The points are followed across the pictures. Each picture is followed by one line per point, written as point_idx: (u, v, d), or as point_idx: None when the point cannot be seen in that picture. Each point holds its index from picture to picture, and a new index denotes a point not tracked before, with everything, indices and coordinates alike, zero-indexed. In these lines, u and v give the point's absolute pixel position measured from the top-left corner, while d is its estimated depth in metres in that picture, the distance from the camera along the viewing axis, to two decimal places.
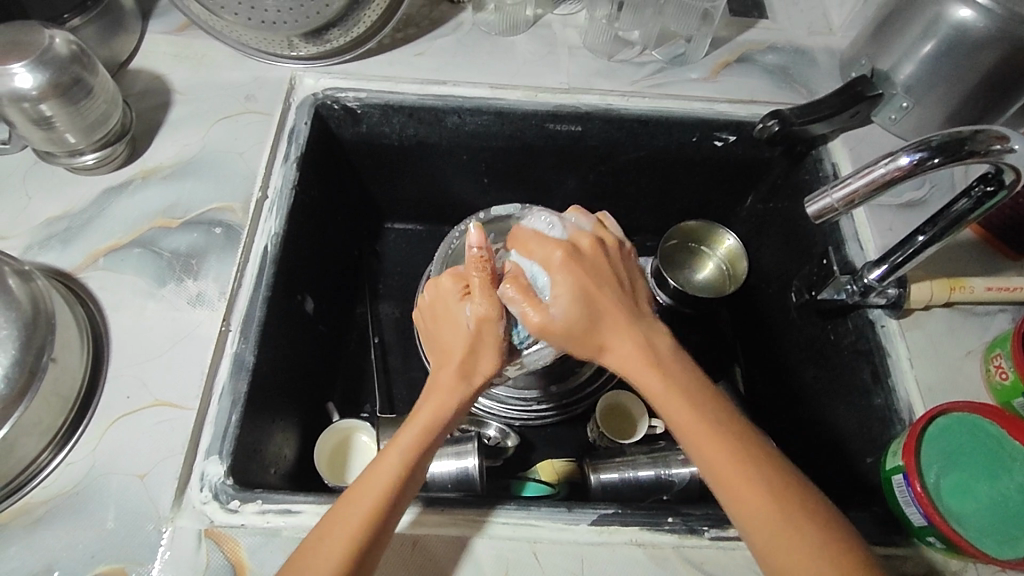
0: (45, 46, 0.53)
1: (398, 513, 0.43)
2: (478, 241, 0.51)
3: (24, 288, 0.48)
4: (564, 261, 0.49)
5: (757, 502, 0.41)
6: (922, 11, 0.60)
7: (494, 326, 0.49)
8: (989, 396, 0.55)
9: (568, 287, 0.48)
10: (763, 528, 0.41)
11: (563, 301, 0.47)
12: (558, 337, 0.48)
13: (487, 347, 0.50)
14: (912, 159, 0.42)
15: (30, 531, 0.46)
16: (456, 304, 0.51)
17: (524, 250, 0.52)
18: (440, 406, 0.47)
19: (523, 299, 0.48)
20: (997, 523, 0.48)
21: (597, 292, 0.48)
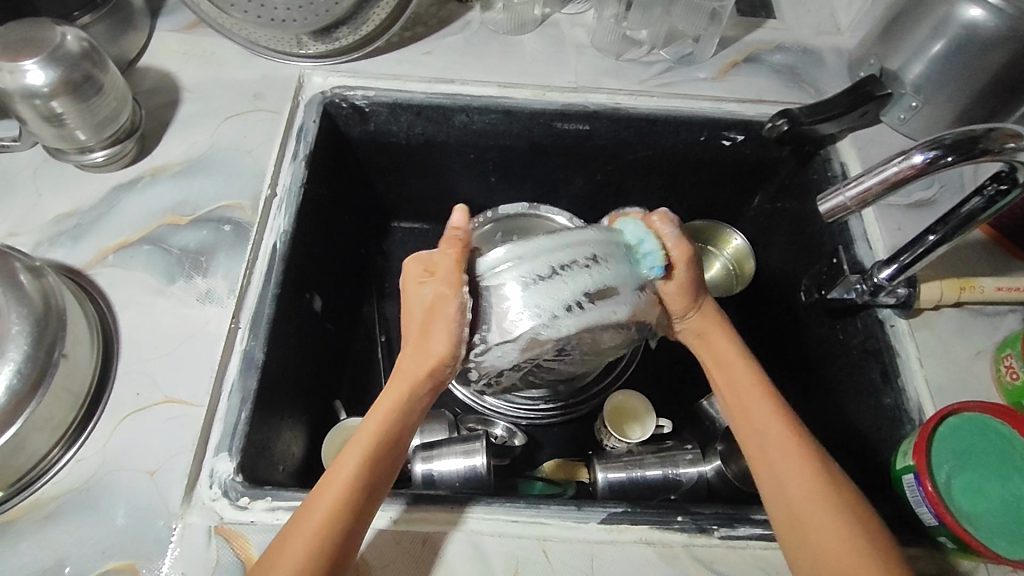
0: (57, 42, 0.53)
1: (373, 498, 0.44)
2: (459, 220, 0.49)
3: (35, 283, 0.48)
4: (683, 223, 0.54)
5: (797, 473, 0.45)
6: (931, 10, 0.60)
7: (448, 302, 0.46)
8: (1000, 396, 0.55)
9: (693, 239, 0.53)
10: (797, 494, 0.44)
11: None
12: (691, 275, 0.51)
13: (439, 325, 0.46)
14: (925, 157, 0.42)
15: (40, 527, 0.46)
16: (413, 287, 0.48)
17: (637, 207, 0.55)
18: (398, 396, 0.47)
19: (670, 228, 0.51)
20: (1010, 524, 0.48)
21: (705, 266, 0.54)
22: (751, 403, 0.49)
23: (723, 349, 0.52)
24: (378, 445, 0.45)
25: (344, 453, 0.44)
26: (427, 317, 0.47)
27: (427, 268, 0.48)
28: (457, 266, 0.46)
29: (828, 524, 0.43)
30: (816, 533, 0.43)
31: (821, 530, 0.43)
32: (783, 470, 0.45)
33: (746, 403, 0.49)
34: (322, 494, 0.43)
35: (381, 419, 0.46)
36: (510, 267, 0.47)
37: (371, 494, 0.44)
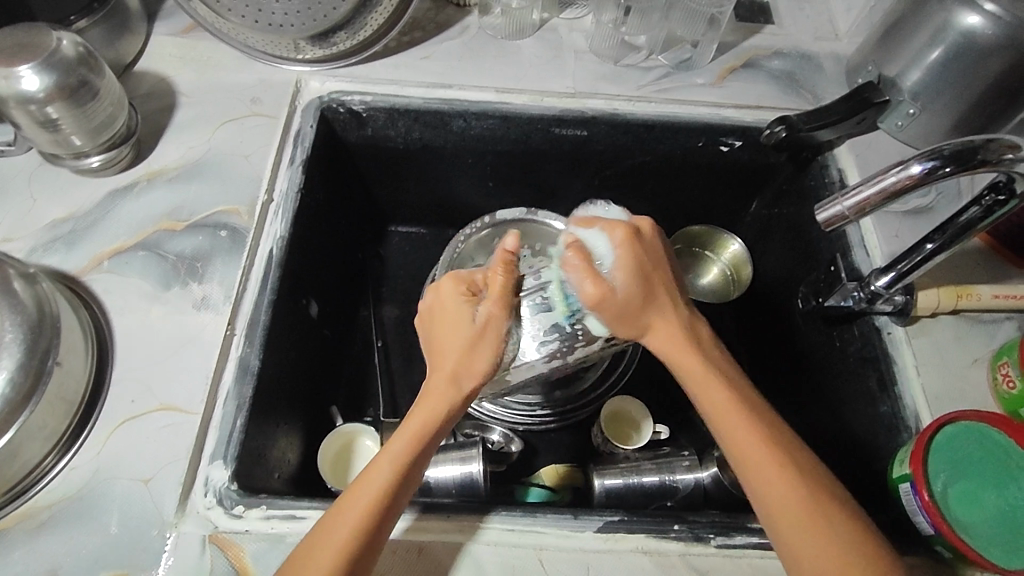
0: (52, 48, 0.53)
1: (393, 518, 0.44)
2: (512, 245, 0.53)
3: (29, 290, 0.48)
4: (628, 239, 0.50)
5: (784, 483, 0.43)
6: (930, 17, 0.59)
7: (502, 323, 0.49)
8: (997, 404, 0.55)
9: (627, 262, 0.49)
10: (784, 509, 0.43)
11: (623, 270, 0.49)
12: (609, 310, 0.49)
13: (486, 346, 0.49)
14: (924, 167, 0.42)
15: (34, 535, 0.46)
16: (458, 306, 0.49)
17: (584, 222, 0.53)
18: (430, 413, 0.46)
19: (584, 270, 0.49)
20: (1005, 533, 0.48)
21: (651, 280, 0.50)
22: (726, 421, 0.46)
23: (685, 364, 0.49)
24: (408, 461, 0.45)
25: (367, 477, 0.44)
26: (478, 336, 0.48)
27: (473, 290, 0.50)
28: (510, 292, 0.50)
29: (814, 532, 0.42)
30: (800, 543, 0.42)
31: (807, 540, 0.42)
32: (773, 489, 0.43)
33: (726, 427, 0.46)
34: (337, 518, 0.42)
35: (410, 438, 0.45)
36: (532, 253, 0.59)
37: (398, 505, 0.44)
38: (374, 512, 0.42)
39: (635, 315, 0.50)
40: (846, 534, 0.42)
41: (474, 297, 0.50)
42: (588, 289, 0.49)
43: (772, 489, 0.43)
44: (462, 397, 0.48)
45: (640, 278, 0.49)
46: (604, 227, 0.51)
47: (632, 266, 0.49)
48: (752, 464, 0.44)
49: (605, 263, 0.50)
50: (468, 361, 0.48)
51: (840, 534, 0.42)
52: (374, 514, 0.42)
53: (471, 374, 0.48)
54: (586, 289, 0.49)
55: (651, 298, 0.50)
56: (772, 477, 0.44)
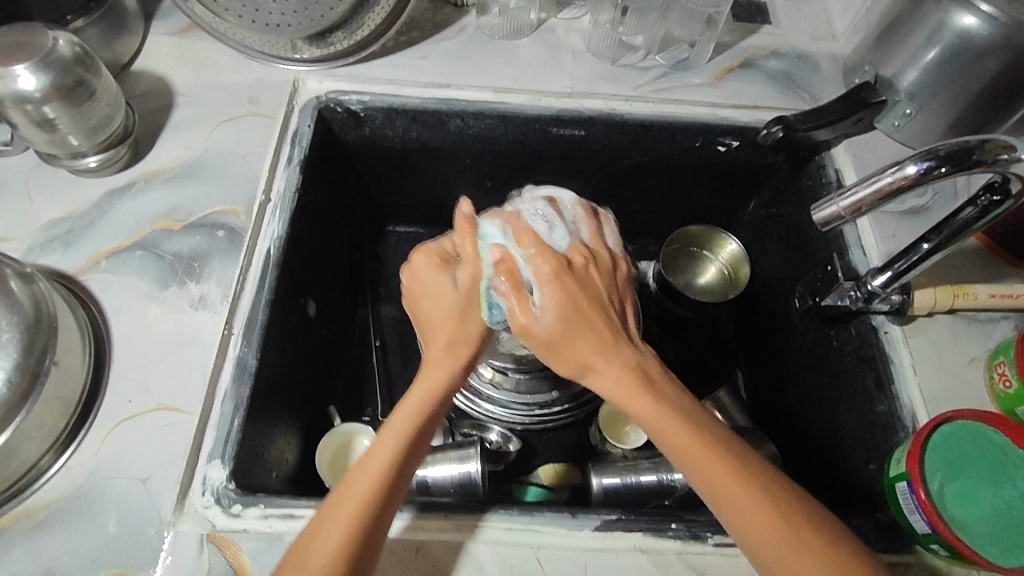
0: (49, 47, 0.53)
1: (391, 508, 0.43)
2: (467, 213, 0.52)
3: (26, 290, 0.47)
4: (556, 270, 0.47)
5: (768, 523, 0.39)
6: (926, 17, 0.60)
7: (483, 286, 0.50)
8: (993, 404, 0.55)
9: (558, 295, 0.47)
10: (772, 550, 0.39)
11: (551, 305, 0.46)
12: (539, 343, 0.47)
13: (477, 310, 0.50)
14: (920, 168, 0.42)
15: (31, 535, 0.46)
16: (435, 279, 0.51)
17: (519, 239, 0.50)
18: (432, 383, 0.47)
19: (513, 295, 0.47)
20: (1000, 531, 0.48)
21: (585, 314, 0.46)
22: (698, 467, 0.41)
23: (635, 405, 0.44)
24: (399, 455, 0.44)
25: (351, 479, 0.43)
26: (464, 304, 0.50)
27: (446, 262, 0.52)
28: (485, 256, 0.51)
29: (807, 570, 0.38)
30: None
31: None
32: (758, 528, 0.39)
33: (697, 477, 0.42)
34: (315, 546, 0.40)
35: (404, 430, 0.45)
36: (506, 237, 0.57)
37: (393, 499, 0.43)
38: (364, 520, 0.41)
39: (569, 350, 0.46)
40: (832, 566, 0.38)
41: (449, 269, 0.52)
42: (516, 316, 0.47)
43: (757, 530, 0.40)
44: (460, 362, 0.49)
45: (573, 312, 0.46)
46: (532, 253, 0.49)
47: (562, 298, 0.47)
48: (733, 506, 0.40)
49: (536, 292, 0.48)
50: (459, 327, 0.49)
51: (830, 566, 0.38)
52: (367, 514, 0.41)
53: (467, 340, 0.49)
54: (516, 317, 0.47)
55: (586, 334, 0.46)
56: (752, 520, 0.40)
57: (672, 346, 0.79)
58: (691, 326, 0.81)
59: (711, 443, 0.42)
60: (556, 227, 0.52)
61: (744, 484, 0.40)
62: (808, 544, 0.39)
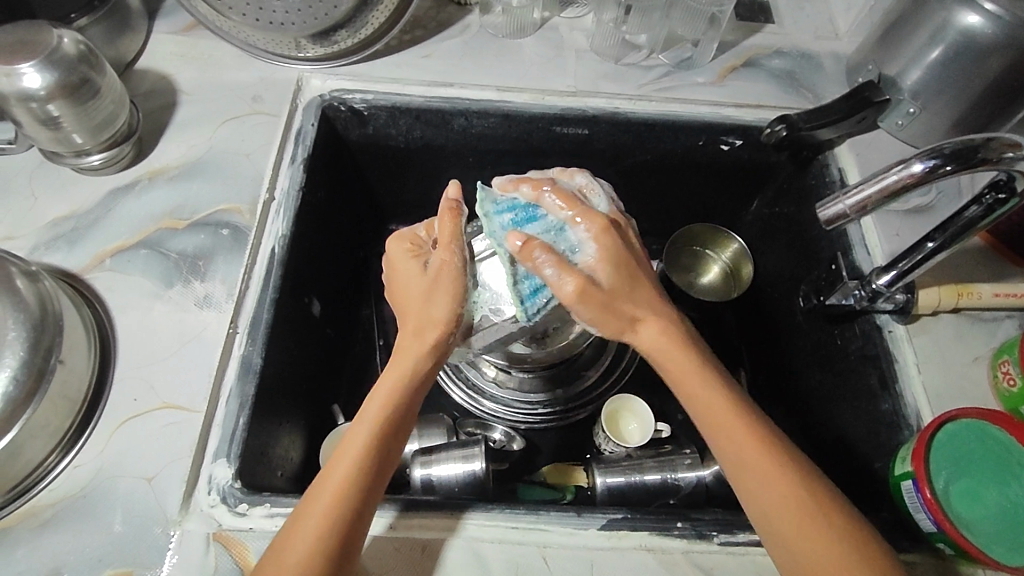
0: (53, 45, 0.53)
1: (373, 494, 0.43)
2: (454, 194, 0.51)
3: (31, 288, 0.47)
4: (606, 232, 0.48)
5: (773, 474, 0.43)
6: (929, 16, 0.60)
7: (455, 267, 0.48)
8: (998, 402, 0.55)
9: (607, 258, 0.47)
10: (774, 500, 0.43)
11: (605, 266, 0.47)
12: (593, 306, 0.46)
13: (442, 294, 0.48)
14: (925, 166, 0.42)
15: (37, 534, 0.46)
16: (406, 264, 0.50)
17: (564, 202, 0.49)
18: (399, 374, 0.47)
19: (564, 264, 0.45)
20: (1005, 530, 0.48)
21: (635, 275, 0.48)
22: (718, 419, 0.46)
23: (676, 364, 0.47)
24: (371, 445, 0.44)
25: (330, 468, 0.43)
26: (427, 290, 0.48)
27: (419, 247, 0.51)
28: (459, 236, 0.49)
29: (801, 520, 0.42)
30: (782, 529, 0.42)
31: (790, 525, 0.42)
32: (765, 477, 0.43)
33: (721, 433, 0.46)
34: (295, 535, 0.41)
35: (375, 421, 0.45)
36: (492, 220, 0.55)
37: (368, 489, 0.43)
38: (344, 509, 0.41)
39: (619, 309, 0.47)
40: (835, 524, 0.42)
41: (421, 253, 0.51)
42: (559, 285, 0.46)
43: (759, 481, 0.44)
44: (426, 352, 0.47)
45: (625, 274, 0.48)
46: (579, 215, 0.49)
47: (609, 261, 0.47)
48: (745, 455, 0.44)
49: (582, 257, 0.48)
50: (424, 312, 0.47)
51: (818, 521, 0.42)
52: (345, 506, 0.42)
53: (432, 325, 0.47)
54: (562, 287, 0.46)
55: (636, 295, 0.48)
56: (760, 470, 0.44)
57: None
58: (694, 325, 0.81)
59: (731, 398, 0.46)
60: (596, 194, 0.53)
61: (766, 440, 0.45)
62: (805, 496, 0.43)
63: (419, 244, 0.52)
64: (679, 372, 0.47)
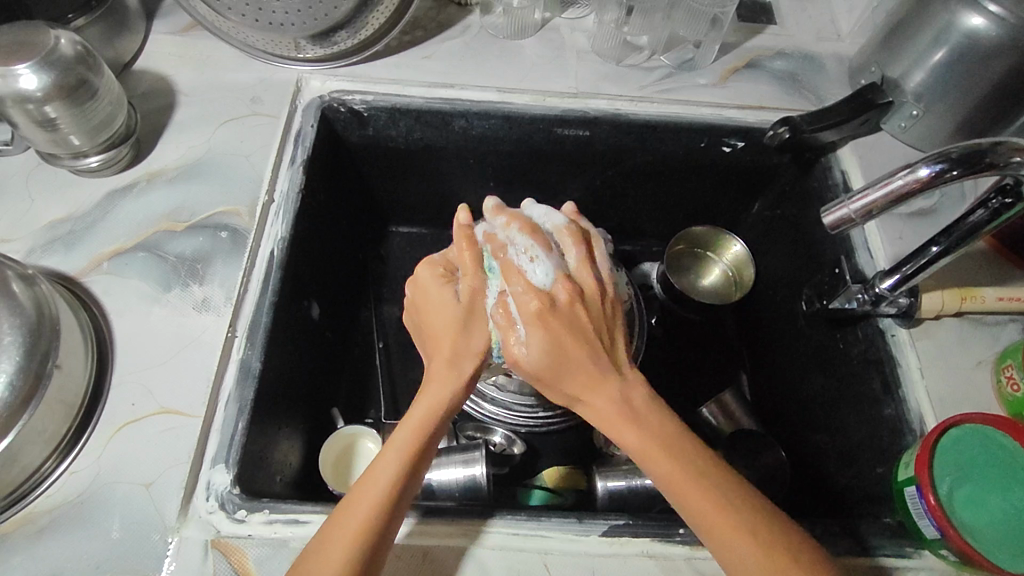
0: (51, 46, 0.52)
1: (398, 519, 0.43)
2: (466, 219, 0.53)
3: (28, 292, 0.47)
4: (539, 310, 0.46)
5: (740, 546, 0.40)
6: (933, 18, 0.59)
7: (487, 297, 0.50)
8: (1001, 407, 0.55)
9: (545, 340, 0.46)
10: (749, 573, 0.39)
11: (534, 347, 0.46)
12: (533, 380, 0.48)
13: (480, 321, 0.49)
14: (931, 170, 0.41)
15: (34, 541, 0.45)
16: (437, 291, 0.50)
17: (507, 279, 0.49)
18: (434, 402, 0.46)
19: (505, 330, 0.47)
20: (1010, 536, 0.48)
21: (569, 345, 0.46)
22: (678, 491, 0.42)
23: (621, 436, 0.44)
24: (408, 471, 0.43)
25: (359, 488, 0.43)
26: (467, 313, 0.49)
27: (450, 273, 0.51)
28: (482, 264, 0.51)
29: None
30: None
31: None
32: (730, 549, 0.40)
33: (682, 505, 0.42)
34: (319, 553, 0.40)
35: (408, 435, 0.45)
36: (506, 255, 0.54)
37: (405, 502, 0.43)
38: (370, 530, 0.41)
39: (559, 385, 0.47)
40: None
41: (452, 280, 0.51)
42: (507, 349, 0.48)
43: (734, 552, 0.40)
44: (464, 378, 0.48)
45: (563, 353, 0.46)
46: (516, 293, 0.48)
47: (549, 341, 0.46)
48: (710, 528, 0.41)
49: (524, 332, 0.47)
50: (463, 340, 0.48)
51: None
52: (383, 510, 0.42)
53: (469, 355, 0.48)
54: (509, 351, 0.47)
55: (579, 369, 0.46)
56: (727, 542, 0.40)
57: (676, 349, 0.79)
58: (695, 328, 0.80)
59: (693, 465, 0.42)
60: (539, 261, 0.49)
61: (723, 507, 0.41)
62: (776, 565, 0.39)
63: (448, 271, 0.52)
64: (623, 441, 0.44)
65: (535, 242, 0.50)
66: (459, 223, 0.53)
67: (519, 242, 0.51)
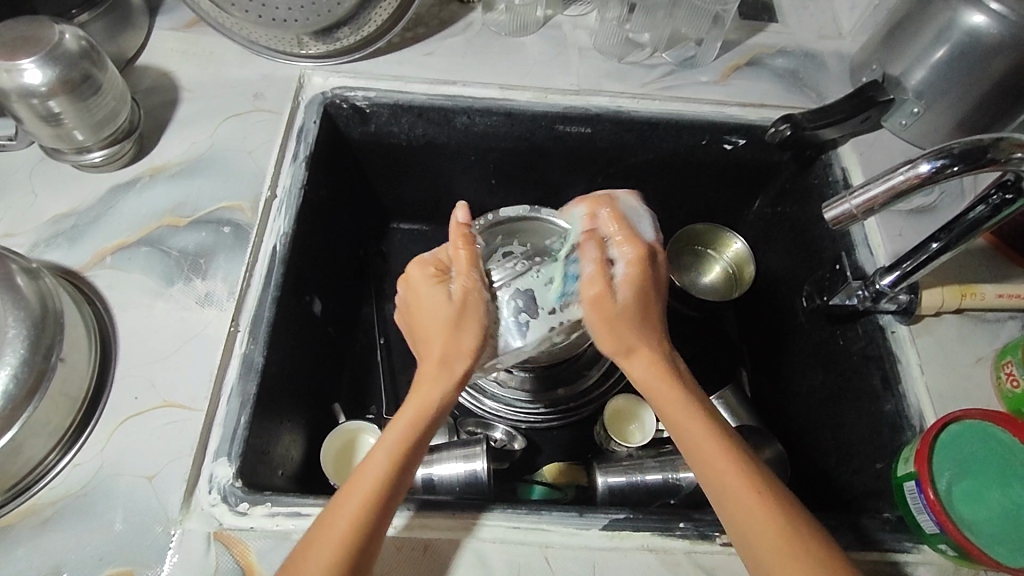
0: (55, 41, 0.53)
1: (393, 507, 0.43)
2: (464, 219, 0.54)
3: (32, 286, 0.47)
4: (642, 258, 0.52)
5: (756, 510, 0.42)
6: (935, 16, 0.59)
7: (480, 295, 0.51)
8: (1000, 403, 0.55)
9: (637, 279, 0.52)
10: (757, 535, 0.42)
11: (628, 284, 0.51)
12: (600, 313, 0.51)
13: (469, 322, 0.50)
14: (932, 166, 0.42)
15: (37, 532, 0.46)
16: (430, 290, 0.51)
17: (615, 222, 0.54)
18: (424, 400, 0.47)
19: (596, 265, 0.51)
20: (1010, 532, 0.48)
21: (645, 301, 0.52)
22: (702, 459, 0.46)
23: (664, 393, 0.48)
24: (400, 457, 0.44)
25: (360, 472, 0.44)
26: (460, 314, 0.50)
27: (444, 273, 0.52)
28: (476, 265, 0.52)
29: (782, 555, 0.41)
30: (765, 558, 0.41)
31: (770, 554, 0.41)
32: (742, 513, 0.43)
33: (709, 470, 0.45)
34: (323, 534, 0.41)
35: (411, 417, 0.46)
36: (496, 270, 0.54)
37: (397, 496, 0.43)
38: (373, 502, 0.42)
39: (621, 330, 0.50)
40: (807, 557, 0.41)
41: (445, 280, 0.52)
42: (592, 272, 0.51)
43: (744, 512, 0.43)
44: (456, 376, 0.49)
45: (643, 298, 0.52)
46: (623, 236, 0.53)
47: (640, 279, 0.52)
48: (729, 493, 0.44)
49: (618, 267, 0.52)
50: (453, 340, 0.49)
51: (797, 550, 0.41)
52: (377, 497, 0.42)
53: (461, 353, 0.49)
54: (588, 287, 0.51)
55: (642, 323, 0.51)
56: (746, 505, 0.43)
57: (677, 346, 0.78)
58: (697, 324, 0.80)
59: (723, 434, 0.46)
60: (643, 220, 0.55)
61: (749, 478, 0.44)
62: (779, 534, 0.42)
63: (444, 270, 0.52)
64: (663, 397, 0.48)
65: (637, 203, 0.56)
66: (455, 220, 0.54)
67: (625, 201, 0.56)
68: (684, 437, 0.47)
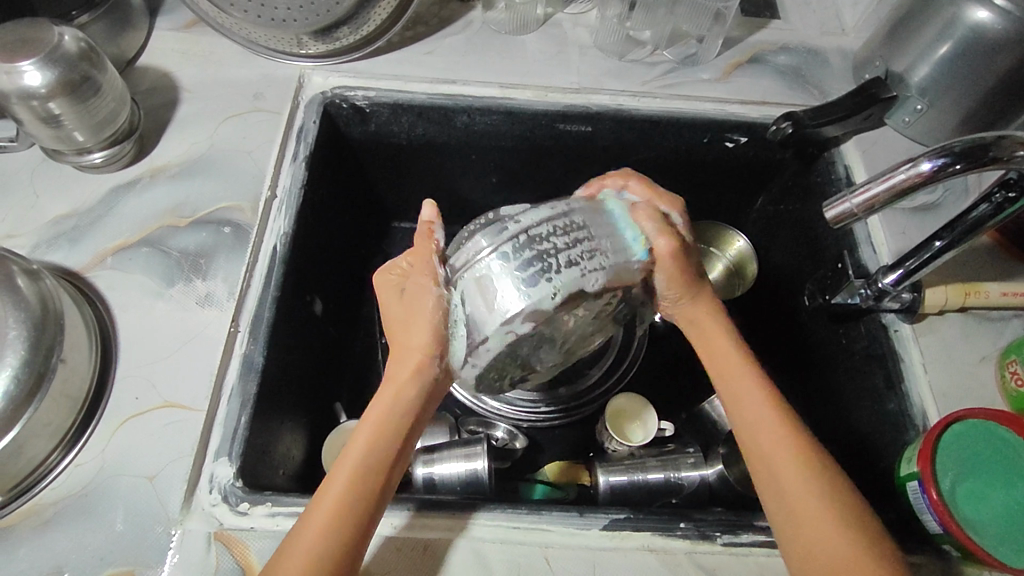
0: (55, 43, 0.53)
1: (372, 507, 0.43)
2: (430, 216, 0.50)
3: (33, 287, 0.47)
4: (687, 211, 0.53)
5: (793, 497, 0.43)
6: (937, 12, 0.59)
7: (427, 290, 0.47)
8: (1005, 403, 0.55)
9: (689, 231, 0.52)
10: (803, 523, 0.42)
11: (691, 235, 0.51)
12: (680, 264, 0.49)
13: (418, 318, 0.47)
14: (934, 164, 0.41)
15: (38, 533, 0.46)
16: (393, 297, 0.50)
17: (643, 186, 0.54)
18: (386, 404, 0.45)
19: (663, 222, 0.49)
20: (1013, 532, 0.47)
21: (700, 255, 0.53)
22: (742, 407, 0.47)
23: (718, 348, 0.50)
24: (381, 448, 0.44)
25: (343, 458, 0.44)
26: (408, 313, 0.48)
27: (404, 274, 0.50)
28: (428, 261, 0.48)
29: (817, 525, 0.42)
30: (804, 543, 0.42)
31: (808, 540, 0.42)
32: (781, 473, 0.44)
33: (756, 443, 0.46)
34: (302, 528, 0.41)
35: (374, 424, 0.45)
36: (483, 237, 0.46)
37: (377, 498, 0.43)
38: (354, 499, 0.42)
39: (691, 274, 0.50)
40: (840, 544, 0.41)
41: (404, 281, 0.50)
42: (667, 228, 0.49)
43: (780, 481, 0.44)
44: (411, 373, 0.46)
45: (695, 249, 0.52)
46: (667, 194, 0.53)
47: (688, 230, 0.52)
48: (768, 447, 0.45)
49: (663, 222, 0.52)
50: (405, 341, 0.47)
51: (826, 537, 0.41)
52: (359, 496, 0.42)
53: (411, 353, 0.46)
54: (656, 242, 0.48)
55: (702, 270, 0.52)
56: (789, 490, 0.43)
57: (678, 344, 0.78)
58: None
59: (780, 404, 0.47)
60: None
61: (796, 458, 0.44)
62: (812, 501, 0.42)
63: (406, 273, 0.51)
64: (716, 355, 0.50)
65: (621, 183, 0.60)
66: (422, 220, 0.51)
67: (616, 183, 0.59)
68: (734, 400, 0.48)
